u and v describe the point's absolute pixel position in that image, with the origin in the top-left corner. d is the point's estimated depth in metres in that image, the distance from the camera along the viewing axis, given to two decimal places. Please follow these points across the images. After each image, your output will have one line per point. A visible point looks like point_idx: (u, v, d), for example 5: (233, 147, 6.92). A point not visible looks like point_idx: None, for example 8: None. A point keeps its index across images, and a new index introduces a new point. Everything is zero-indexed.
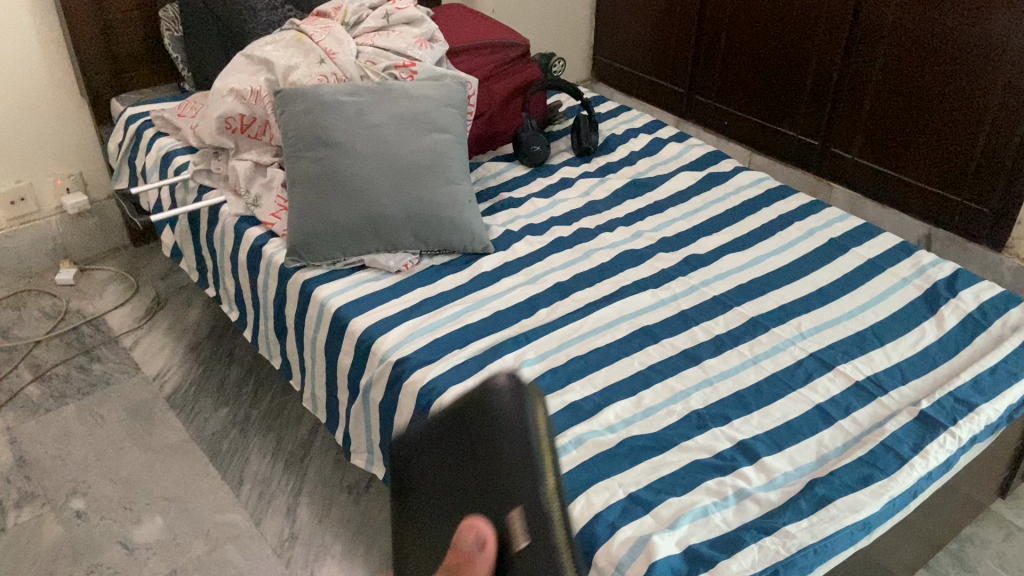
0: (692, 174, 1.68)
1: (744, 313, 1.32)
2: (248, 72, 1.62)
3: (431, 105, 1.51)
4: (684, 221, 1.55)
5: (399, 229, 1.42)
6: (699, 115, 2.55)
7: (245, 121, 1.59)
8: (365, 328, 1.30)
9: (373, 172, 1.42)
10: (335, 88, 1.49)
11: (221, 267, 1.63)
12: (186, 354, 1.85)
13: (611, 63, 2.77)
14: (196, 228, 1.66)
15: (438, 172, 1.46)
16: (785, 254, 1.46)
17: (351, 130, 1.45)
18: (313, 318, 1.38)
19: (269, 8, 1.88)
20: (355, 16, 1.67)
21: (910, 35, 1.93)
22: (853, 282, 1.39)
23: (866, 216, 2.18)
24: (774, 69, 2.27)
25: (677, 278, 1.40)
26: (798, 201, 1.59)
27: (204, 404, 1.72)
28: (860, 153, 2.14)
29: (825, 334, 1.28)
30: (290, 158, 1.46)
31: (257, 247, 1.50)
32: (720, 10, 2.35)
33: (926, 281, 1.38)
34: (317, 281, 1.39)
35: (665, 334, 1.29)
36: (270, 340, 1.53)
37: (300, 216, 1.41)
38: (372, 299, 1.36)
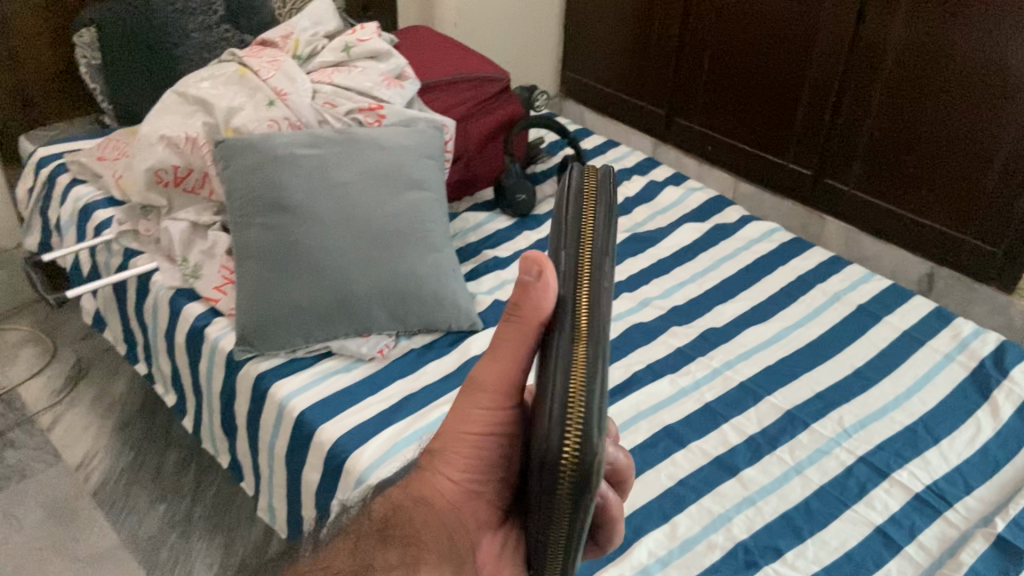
0: (695, 226, 1.50)
1: (778, 405, 1.14)
2: (183, 113, 1.38)
3: (406, 157, 1.30)
4: (693, 284, 1.37)
5: (374, 309, 1.19)
6: (678, 138, 2.38)
7: (179, 173, 1.35)
8: (336, 440, 1.08)
9: (341, 242, 1.20)
10: (290, 138, 1.27)
11: (155, 344, 1.39)
12: (115, 435, 1.60)
13: (579, 79, 2.58)
14: (124, 297, 1.42)
15: (417, 238, 1.24)
16: (811, 325, 1.29)
17: (311, 191, 1.22)
18: (271, 421, 1.15)
19: (203, 29, 1.66)
20: (308, 48, 1.44)
21: (914, 65, 1.79)
22: (893, 360, 1.22)
23: (863, 252, 2.06)
24: (762, 93, 2.11)
25: (696, 359, 1.22)
26: (815, 259, 1.43)
27: (137, 500, 1.48)
28: (857, 185, 2.00)
29: (873, 431, 1.11)
30: (238, 224, 1.22)
31: (198, 329, 1.26)
32: (703, 29, 2.18)
33: (971, 358, 1.22)
34: (275, 374, 1.17)
35: (692, 435, 1.10)
36: (217, 436, 1.31)
37: (250, 296, 1.17)
38: (342, 398, 1.14)
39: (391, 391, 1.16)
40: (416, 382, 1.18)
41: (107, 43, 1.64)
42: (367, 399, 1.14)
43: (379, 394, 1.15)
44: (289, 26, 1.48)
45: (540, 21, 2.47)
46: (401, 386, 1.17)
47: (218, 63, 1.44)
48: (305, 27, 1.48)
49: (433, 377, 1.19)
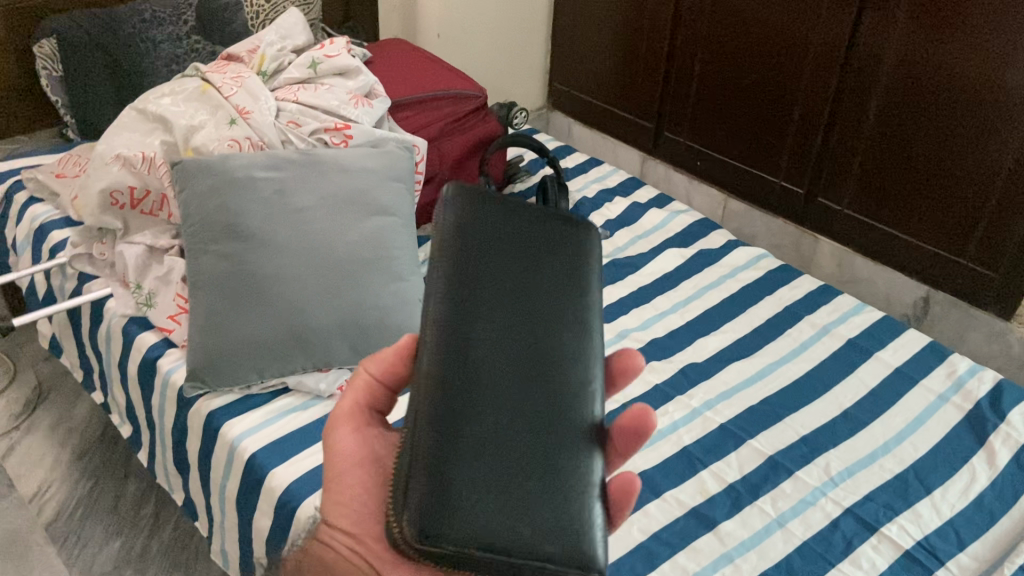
0: (679, 252, 1.43)
1: (761, 450, 1.08)
2: (142, 132, 1.32)
3: (372, 181, 1.23)
4: (675, 314, 1.31)
5: (332, 342, 1.12)
6: (668, 153, 2.32)
7: (137, 195, 1.28)
8: (288, 486, 1.01)
9: (299, 271, 1.13)
10: (250, 160, 1.20)
11: (110, 373, 1.32)
12: (73, 464, 1.54)
13: (568, 90, 2.52)
14: (79, 323, 1.36)
15: (382, 267, 1.18)
16: (798, 361, 1.22)
17: (269, 217, 1.15)
18: (222, 463, 1.09)
19: (171, 40, 1.66)
20: (274, 64, 1.37)
21: (909, 83, 1.72)
22: (883, 401, 1.16)
23: (857, 273, 1.99)
24: (753, 108, 2.04)
25: (675, 398, 1.15)
26: (803, 288, 1.37)
27: (92, 533, 1.41)
28: (850, 205, 1.93)
29: (860, 480, 1.04)
30: (192, 251, 1.15)
31: (150, 360, 1.19)
32: (693, 42, 2.12)
33: (967, 399, 1.15)
34: (227, 413, 1.10)
35: (668, 483, 1.04)
36: (171, 472, 1.24)
37: (202, 328, 1.11)
38: (297, 440, 1.07)
39: None
40: None
41: (73, 56, 1.57)
42: (323, 440, 1.07)
43: None
44: (256, 39, 1.42)
45: (529, 32, 2.41)
46: None
47: (180, 78, 1.38)
48: (271, 40, 1.40)
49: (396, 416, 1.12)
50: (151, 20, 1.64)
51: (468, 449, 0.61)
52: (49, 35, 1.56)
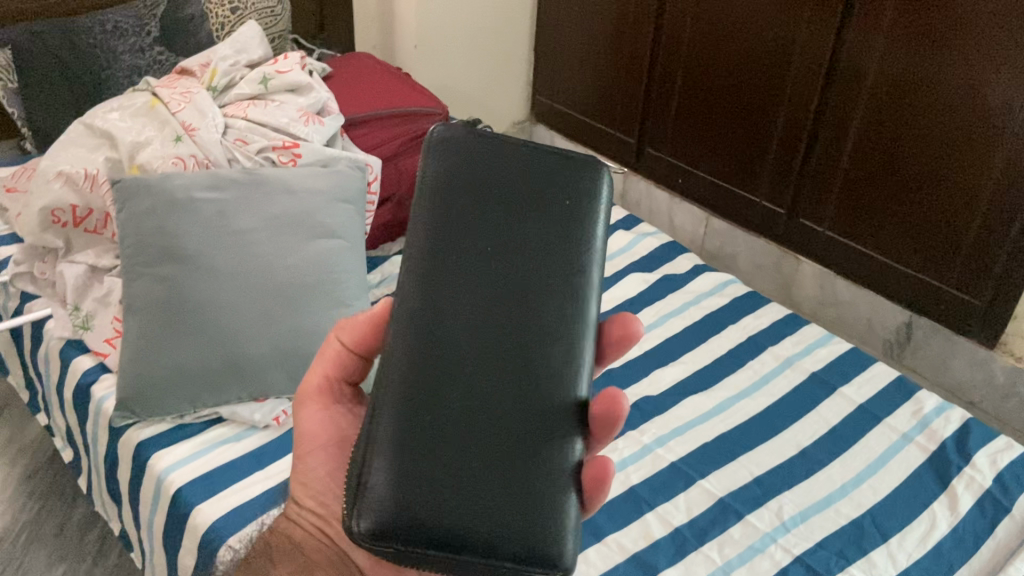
0: (642, 276, 1.39)
1: (711, 491, 1.03)
2: (87, 147, 1.27)
3: (318, 203, 1.19)
4: (634, 343, 1.26)
5: (269, 371, 1.08)
6: (650, 169, 2.27)
7: (79, 214, 1.24)
8: (211, 524, 0.97)
9: (237, 297, 1.09)
10: (191, 179, 1.16)
11: (50, 396, 1.28)
12: (21, 485, 1.49)
13: (551, 104, 2.48)
14: (22, 343, 1.31)
15: (324, 293, 1.14)
16: (758, 395, 1.17)
17: (206, 239, 1.11)
18: (149, 496, 1.04)
19: (134, 51, 1.62)
20: (226, 79, 1.35)
21: (891, 103, 1.66)
22: (844, 440, 1.10)
23: (839, 296, 1.94)
24: (734, 125, 1.99)
25: (626, 434, 1.11)
26: (769, 317, 1.32)
27: (33, 559, 1.36)
28: (832, 227, 1.88)
29: (813, 525, 0.99)
30: (127, 274, 1.10)
31: (85, 386, 1.15)
32: (675, 58, 2.07)
33: (931, 439, 1.10)
34: (156, 445, 1.06)
35: (612, 526, 0.98)
36: (107, 501, 1.19)
37: (134, 355, 1.06)
38: (226, 475, 1.03)
39: (281, 466, 1.05)
40: None
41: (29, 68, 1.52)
42: (252, 475, 1.03)
43: (269, 469, 1.04)
44: (209, 54, 1.39)
45: (511, 45, 2.37)
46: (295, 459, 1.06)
47: (130, 92, 1.34)
48: (225, 55, 1.38)
49: None
50: (113, 31, 1.60)
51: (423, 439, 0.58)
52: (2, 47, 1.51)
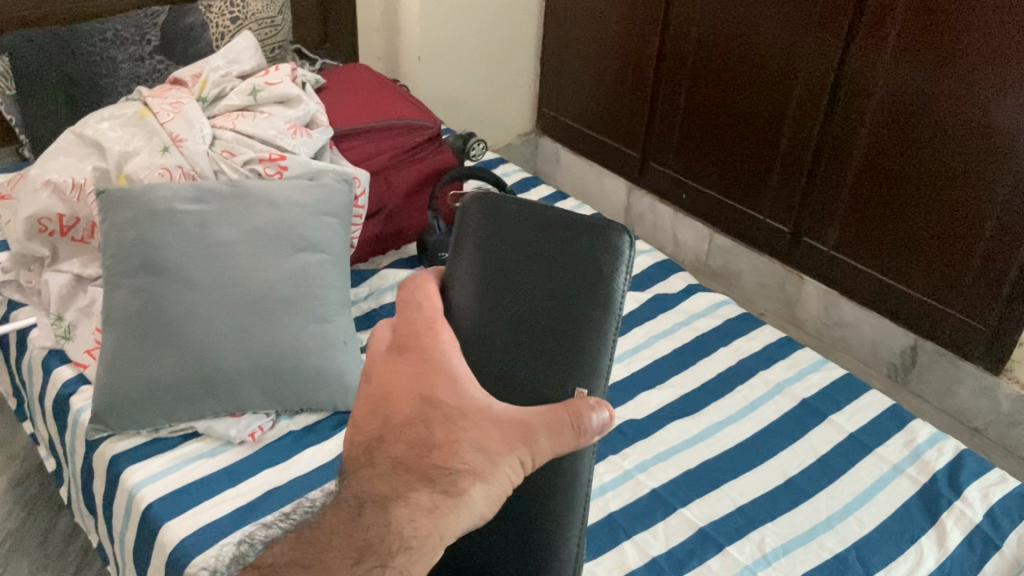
0: (633, 296, 1.38)
1: (691, 520, 1.00)
2: (76, 155, 1.26)
3: (301, 216, 1.19)
4: (621, 364, 1.24)
5: (244, 386, 1.08)
6: (654, 184, 2.24)
7: (66, 222, 1.23)
8: (179, 543, 0.95)
9: (214, 310, 1.08)
10: (174, 190, 1.15)
11: (33, 405, 1.27)
12: (8, 493, 1.49)
13: (557, 117, 2.46)
14: (8, 352, 1.31)
15: (302, 308, 1.13)
16: (745, 421, 1.15)
17: (186, 252, 1.10)
18: (121, 511, 1.03)
19: (134, 60, 1.61)
20: (215, 90, 1.35)
21: (896, 122, 1.62)
22: (832, 470, 1.07)
23: (843, 318, 1.89)
24: (738, 141, 1.96)
25: (608, 458, 1.08)
26: (760, 340, 1.30)
27: (16, 568, 1.36)
28: (836, 246, 1.83)
29: (795, 559, 0.96)
30: (107, 285, 1.10)
31: (64, 397, 1.14)
32: (679, 72, 2.04)
33: (923, 471, 1.07)
34: (130, 458, 1.04)
35: (587, 555, 0.96)
36: (84, 513, 1.18)
37: (109, 367, 1.06)
38: (198, 491, 1.01)
39: (254, 483, 1.04)
40: (283, 474, 1.05)
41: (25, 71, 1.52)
42: (225, 492, 1.02)
43: (241, 486, 1.03)
44: (202, 65, 1.41)
45: (518, 58, 2.36)
46: (268, 476, 1.05)
47: (121, 102, 1.34)
48: (217, 65, 1.40)
49: (306, 467, 1.06)
50: (113, 39, 1.60)
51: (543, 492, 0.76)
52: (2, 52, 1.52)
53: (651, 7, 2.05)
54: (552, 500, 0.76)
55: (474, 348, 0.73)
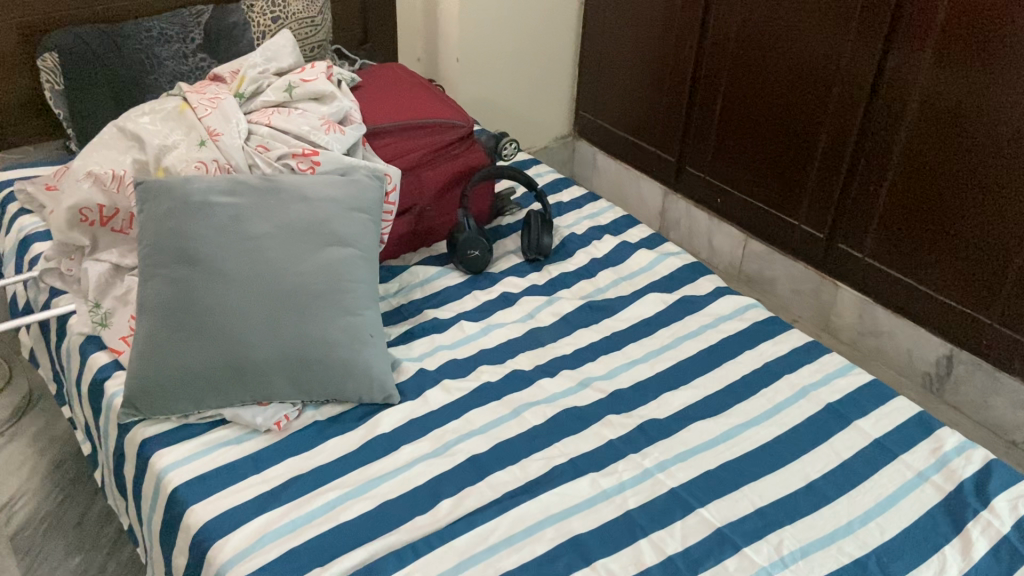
0: (660, 297, 1.40)
1: (709, 520, 1.00)
2: (118, 148, 1.31)
3: (332, 211, 1.21)
4: (645, 364, 1.25)
5: (270, 376, 1.10)
6: (690, 188, 2.23)
7: (106, 213, 1.27)
8: (204, 524, 0.98)
9: (244, 301, 1.10)
10: (210, 183, 1.18)
11: (70, 389, 1.31)
12: (47, 477, 1.53)
13: (593, 120, 2.47)
14: (50, 336, 1.35)
15: (330, 301, 1.15)
16: (769, 424, 1.14)
17: (219, 244, 1.13)
18: (150, 494, 1.06)
19: (177, 58, 1.65)
20: (253, 86, 1.39)
21: (934, 132, 1.58)
22: (856, 476, 1.06)
23: (878, 328, 1.85)
24: (775, 145, 1.93)
25: (628, 457, 1.09)
26: (788, 342, 1.29)
27: (52, 548, 1.40)
28: (872, 253, 1.80)
29: (814, 562, 0.95)
30: (143, 275, 1.13)
31: (99, 381, 1.17)
32: (717, 75, 2.03)
33: (949, 479, 1.05)
34: (160, 442, 1.07)
35: (603, 551, 0.96)
36: (115, 495, 1.21)
37: (142, 355, 1.09)
38: (223, 476, 1.04)
39: (280, 470, 1.06)
40: (308, 461, 1.08)
41: (72, 65, 1.56)
42: (250, 478, 1.04)
43: (266, 473, 1.05)
44: (241, 62, 1.45)
45: (556, 60, 2.37)
46: (293, 464, 1.07)
47: (162, 98, 1.38)
48: (255, 63, 1.43)
49: (330, 456, 1.08)
50: (158, 37, 1.64)
51: None
52: (52, 49, 1.57)
53: (689, 11, 2.04)
54: None
55: None
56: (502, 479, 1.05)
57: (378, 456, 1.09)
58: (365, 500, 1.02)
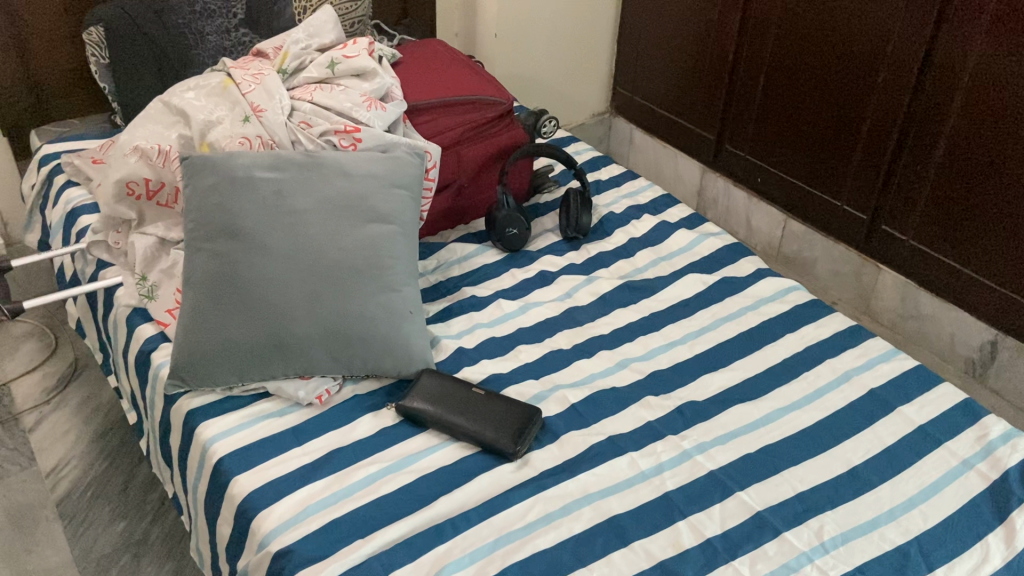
0: (700, 278, 1.38)
1: (748, 503, 1.00)
2: (164, 123, 1.32)
3: (373, 188, 1.21)
4: (684, 345, 1.25)
5: (313, 351, 1.11)
6: (729, 166, 2.20)
7: (152, 187, 1.29)
8: (248, 496, 1.00)
9: (287, 276, 1.12)
10: (253, 158, 1.19)
11: (116, 359, 1.34)
12: (93, 443, 1.57)
13: (632, 97, 2.44)
14: (97, 307, 1.38)
15: (371, 277, 1.15)
16: (810, 408, 1.13)
17: (263, 219, 1.14)
18: (196, 463, 1.08)
19: (220, 32, 1.65)
20: (296, 62, 1.40)
21: (985, 113, 1.54)
22: (899, 462, 1.05)
23: (920, 311, 1.81)
24: (818, 124, 1.90)
25: (667, 438, 1.09)
26: (831, 325, 1.28)
27: (98, 513, 1.44)
28: (915, 235, 1.76)
29: (855, 548, 0.95)
30: (188, 250, 1.15)
31: (146, 352, 1.19)
32: (761, 53, 1.99)
33: (994, 467, 1.04)
34: (205, 413, 1.09)
35: (640, 532, 0.97)
36: (161, 463, 1.24)
37: (188, 328, 1.11)
38: (265, 448, 1.05)
39: (321, 443, 1.07)
40: (349, 435, 1.09)
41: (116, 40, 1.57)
42: (292, 451, 1.06)
43: (307, 446, 1.07)
44: (284, 37, 1.45)
45: (595, 34, 2.34)
46: (334, 437, 1.08)
47: (206, 73, 1.39)
48: (298, 38, 1.43)
49: (370, 431, 1.10)
50: (201, 11, 1.63)
51: (460, 418, 1.08)
52: (99, 24, 1.57)
53: None
54: (469, 430, 1.07)
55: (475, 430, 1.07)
56: (539, 457, 1.06)
57: (416, 432, 1.10)
58: (404, 474, 1.03)
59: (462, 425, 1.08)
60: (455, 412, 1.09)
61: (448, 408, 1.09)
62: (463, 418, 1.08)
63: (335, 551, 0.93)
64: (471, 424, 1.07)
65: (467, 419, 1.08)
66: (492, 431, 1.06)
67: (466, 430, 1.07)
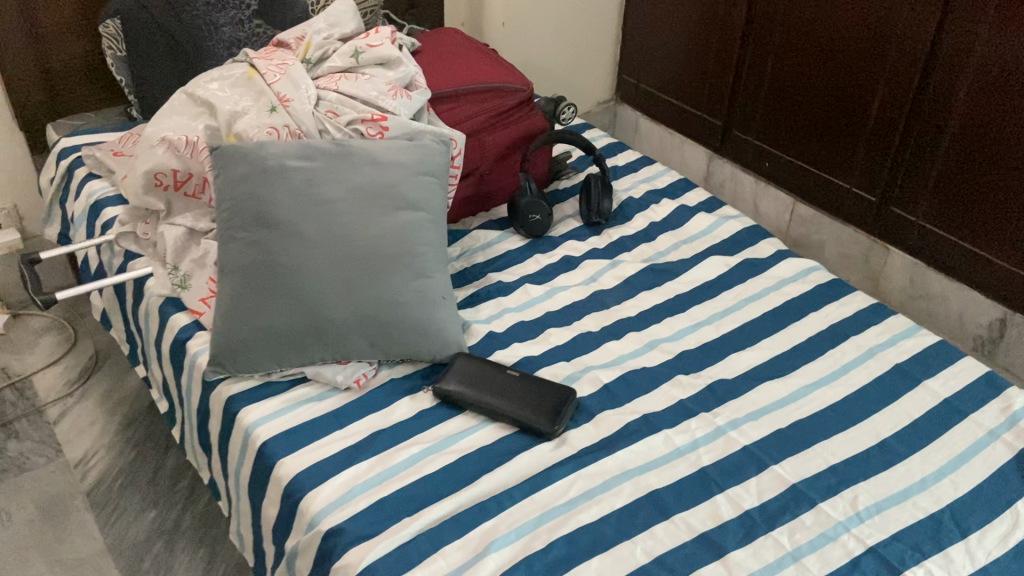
0: (722, 260, 1.41)
1: (783, 476, 1.02)
2: (189, 115, 1.33)
3: (402, 175, 1.23)
4: (710, 326, 1.27)
5: (349, 336, 1.13)
6: (736, 151, 2.22)
7: (179, 177, 1.29)
8: (294, 478, 1.01)
9: (322, 264, 1.13)
10: (284, 148, 1.20)
11: (147, 349, 1.35)
12: (119, 434, 1.58)
13: (638, 84, 2.46)
14: (125, 298, 1.39)
15: (403, 263, 1.17)
16: (837, 384, 1.16)
17: (297, 207, 1.15)
18: (237, 448, 1.09)
19: (234, 24, 1.63)
20: (319, 52, 1.41)
21: (994, 95, 1.57)
22: (927, 434, 1.08)
23: (929, 291, 1.84)
24: (826, 108, 1.92)
25: (700, 415, 1.11)
26: (853, 303, 1.30)
27: (128, 502, 1.45)
28: (924, 216, 1.79)
29: (889, 517, 0.97)
30: (223, 239, 1.16)
31: (181, 341, 1.21)
32: (768, 38, 2.01)
33: (1019, 437, 1.07)
34: (245, 399, 1.11)
35: (680, 506, 0.99)
36: (197, 450, 1.25)
37: (225, 316, 1.12)
38: (307, 432, 1.07)
39: (361, 426, 1.09)
40: (388, 418, 1.11)
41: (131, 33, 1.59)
42: (333, 434, 1.07)
43: (348, 429, 1.08)
44: (305, 28, 1.46)
45: (599, 22, 2.35)
46: (374, 420, 1.10)
47: (229, 64, 1.41)
48: (319, 28, 1.44)
49: (408, 414, 1.12)
50: (215, 3, 1.61)
51: (498, 399, 1.10)
52: (113, 17, 1.60)
53: None
54: (507, 411, 1.09)
55: (513, 411, 1.09)
56: (576, 436, 1.08)
57: (453, 414, 1.12)
58: (445, 454, 1.05)
59: (500, 406, 1.09)
60: (493, 394, 1.11)
61: (486, 390, 1.11)
62: (502, 399, 1.10)
63: (384, 530, 0.95)
64: (508, 405, 1.10)
65: (506, 401, 1.10)
66: (531, 413, 1.09)
67: (504, 410, 1.09)
